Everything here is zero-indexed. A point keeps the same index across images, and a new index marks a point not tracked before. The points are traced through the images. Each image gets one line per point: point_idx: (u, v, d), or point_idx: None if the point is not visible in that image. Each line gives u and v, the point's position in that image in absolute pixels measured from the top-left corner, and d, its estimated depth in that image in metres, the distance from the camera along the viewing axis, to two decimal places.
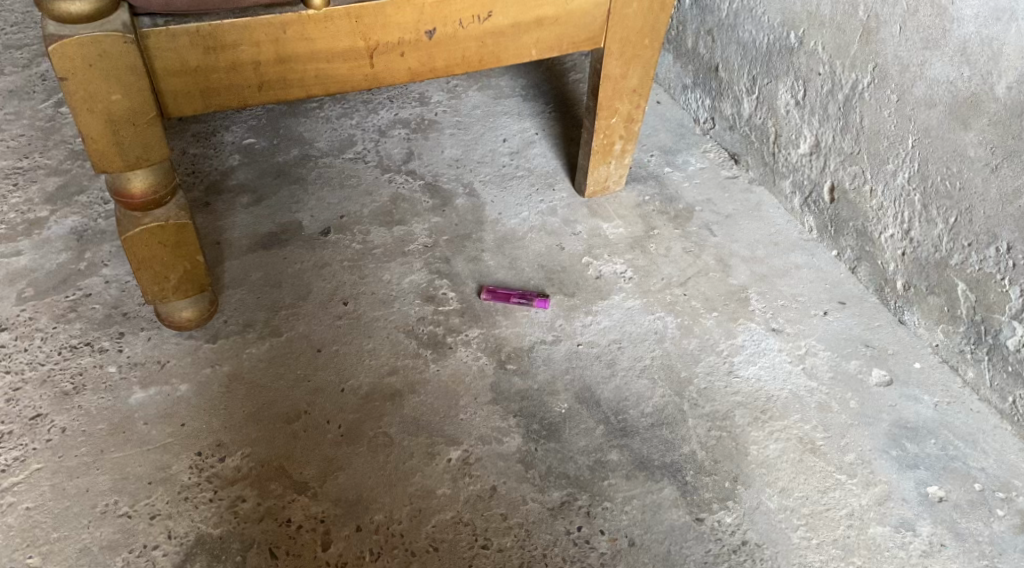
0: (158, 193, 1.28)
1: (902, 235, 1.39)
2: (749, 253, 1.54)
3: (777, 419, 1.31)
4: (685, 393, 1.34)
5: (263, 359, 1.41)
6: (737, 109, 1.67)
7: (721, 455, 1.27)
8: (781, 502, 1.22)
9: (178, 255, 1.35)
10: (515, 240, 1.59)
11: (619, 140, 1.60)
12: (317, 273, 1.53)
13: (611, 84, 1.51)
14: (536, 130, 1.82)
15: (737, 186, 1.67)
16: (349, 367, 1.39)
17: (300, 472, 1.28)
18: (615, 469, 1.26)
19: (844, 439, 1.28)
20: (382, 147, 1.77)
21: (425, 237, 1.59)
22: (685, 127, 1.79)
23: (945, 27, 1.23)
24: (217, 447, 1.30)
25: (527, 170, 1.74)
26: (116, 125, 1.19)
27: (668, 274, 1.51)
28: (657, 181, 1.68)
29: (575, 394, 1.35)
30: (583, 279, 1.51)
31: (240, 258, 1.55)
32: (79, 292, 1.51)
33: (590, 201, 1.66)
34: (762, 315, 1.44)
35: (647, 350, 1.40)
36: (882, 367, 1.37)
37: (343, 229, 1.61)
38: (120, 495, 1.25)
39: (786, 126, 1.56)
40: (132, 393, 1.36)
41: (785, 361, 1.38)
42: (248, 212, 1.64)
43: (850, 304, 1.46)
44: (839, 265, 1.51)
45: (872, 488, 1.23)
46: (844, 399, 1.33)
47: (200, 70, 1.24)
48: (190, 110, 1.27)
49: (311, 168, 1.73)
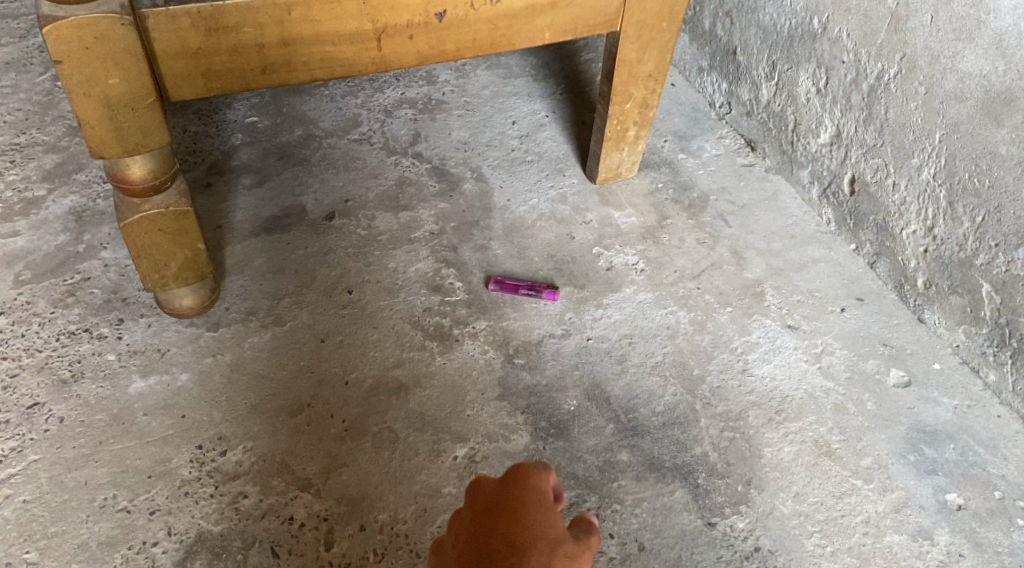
0: (158, 179, 1.24)
1: (925, 232, 1.34)
2: (764, 245, 1.50)
3: (792, 421, 1.27)
4: (698, 392, 1.31)
5: (265, 349, 1.38)
6: (755, 95, 1.62)
7: (734, 457, 1.24)
8: (795, 508, 1.19)
9: (178, 242, 1.31)
10: (525, 229, 1.55)
11: (633, 126, 1.55)
12: (322, 259, 1.50)
13: (626, 69, 1.46)
14: (546, 112, 1.78)
15: (753, 174, 1.62)
16: (353, 359, 1.36)
17: (302, 469, 1.25)
18: (625, 470, 1.23)
19: (861, 442, 1.25)
20: (388, 128, 1.73)
21: (432, 224, 1.55)
22: (700, 112, 1.74)
23: (980, 18, 1.19)
24: (218, 440, 1.27)
25: (537, 154, 1.69)
26: (114, 110, 1.15)
27: (681, 266, 1.48)
28: (670, 168, 1.64)
29: (585, 390, 1.31)
30: (594, 271, 1.47)
31: (242, 243, 1.52)
32: (77, 275, 1.47)
33: (601, 187, 1.61)
34: (777, 311, 1.40)
35: (658, 347, 1.36)
36: (901, 367, 1.33)
37: (348, 214, 1.57)
38: (119, 489, 1.22)
39: (807, 114, 1.51)
40: (132, 382, 1.33)
41: (801, 359, 1.34)
42: (250, 195, 1.60)
43: (869, 301, 1.42)
44: (858, 259, 1.47)
45: (889, 494, 1.20)
46: (860, 400, 1.29)
47: (202, 53, 1.19)
48: (191, 94, 1.23)
49: (315, 148, 1.69)
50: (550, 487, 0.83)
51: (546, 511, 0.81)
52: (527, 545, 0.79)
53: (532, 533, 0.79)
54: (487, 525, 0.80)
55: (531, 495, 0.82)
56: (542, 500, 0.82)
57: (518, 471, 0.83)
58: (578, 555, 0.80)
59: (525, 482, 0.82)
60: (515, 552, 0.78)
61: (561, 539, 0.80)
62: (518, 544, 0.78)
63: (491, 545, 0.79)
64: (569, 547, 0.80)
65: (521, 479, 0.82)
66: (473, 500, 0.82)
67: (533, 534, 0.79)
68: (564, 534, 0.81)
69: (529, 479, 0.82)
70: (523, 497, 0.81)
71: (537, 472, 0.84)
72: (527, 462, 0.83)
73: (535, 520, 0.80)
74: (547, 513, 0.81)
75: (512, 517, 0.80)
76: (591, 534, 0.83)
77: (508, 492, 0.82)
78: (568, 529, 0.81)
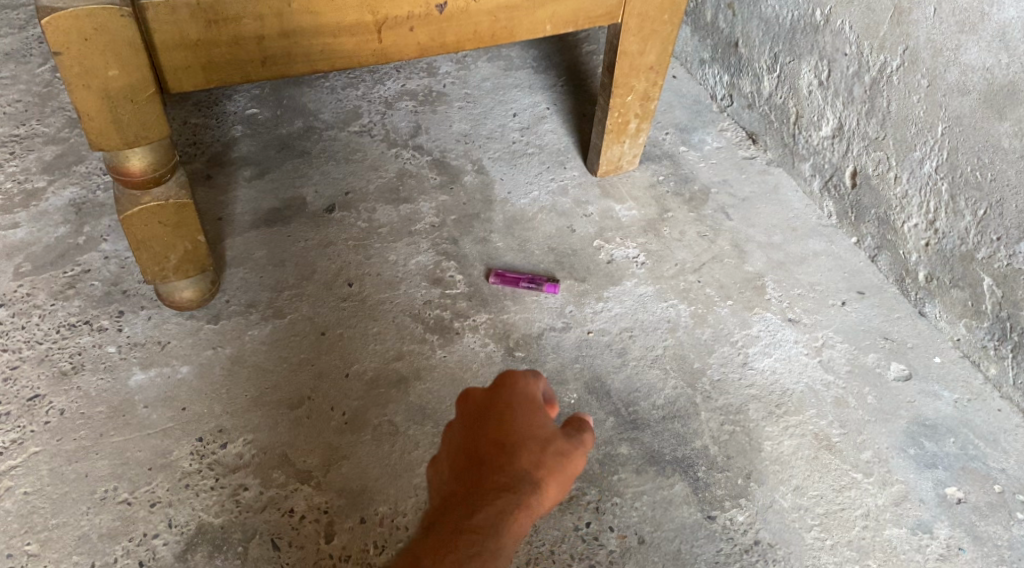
0: (158, 171, 1.24)
1: (927, 225, 1.34)
2: (765, 239, 1.50)
3: (792, 414, 1.27)
4: (698, 385, 1.31)
5: (266, 341, 1.38)
6: (757, 87, 1.62)
7: (734, 451, 1.23)
8: (795, 501, 1.19)
9: (178, 235, 1.31)
10: (525, 221, 1.54)
11: (634, 119, 1.55)
12: (322, 252, 1.50)
13: (627, 61, 1.46)
14: (547, 104, 1.77)
15: (754, 167, 1.62)
16: (353, 352, 1.36)
17: (302, 462, 1.25)
18: (625, 463, 1.22)
19: (861, 436, 1.25)
20: (389, 120, 1.73)
21: (433, 217, 1.55)
22: (702, 104, 1.74)
23: (984, 10, 1.18)
24: (218, 432, 1.27)
25: (537, 147, 1.69)
26: (113, 102, 1.14)
27: (681, 259, 1.47)
28: (671, 161, 1.64)
29: (585, 383, 1.31)
30: (594, 264, 1.47)
31: (243, 235, 1.52)
32: (78, 268, 1.48)
33: (602, 180, 1.61)
34: (778, 304, 1.40)
35: (659, 340, 1.36)
36: (901, 361, 1.33)
37: (348, 206, 1.57)
38: (119, 481, 1.23)
39: (808, 107, 1.51)
40: (132, 374, 1.34)
41: (801, 353, 1.34)
42: (251, 187, 1.60)
43: (870, 294, 1.41)
44: (859, 252, 1.47)
45: (889, 487, 1.20)
46: (860, 394, 1.29)
47: (201, 45, 1.19)
48: (190, 86, 1.23)
49: (315, 141, 1.69)
50: (535, 392, 0.94)
51: (534, 414, 0.93)
52: (516, 445, 0.90)
53: (521, 435, 0.91)
54: (481, 429, 0.92)
55: (517, 400, 0.94)
56: (528, 403, 0.94)
57: (504, 381, 0.95)
58: (568, 452, 0.92)
59: (512, 390, 0.94)
60: (504, 452, 0.90)
61: (550, 438, 0.92)
62: (508, 444, 0.90)
63: (485, 447, 0.91)
64: (558, 444, 0.91)
65: (508, 388, 0.94)
66: (464, 409, 0.95)
67: (523, 434, 0.91)
68: (553, 433, 0.92)
69: (515, 386, 0.94)
70: (510, 401, 0.93)
71: (523, 380, 0.95)
72: (513, 372, 0.95)
73: (524, 421, 0.92)
74: (535, 414, 0.93)
75: (501, 421, 0.92)
76: (583, 432, 0.94)
77: (497, 400, 0.94)
78: (558, 429, 0.93)
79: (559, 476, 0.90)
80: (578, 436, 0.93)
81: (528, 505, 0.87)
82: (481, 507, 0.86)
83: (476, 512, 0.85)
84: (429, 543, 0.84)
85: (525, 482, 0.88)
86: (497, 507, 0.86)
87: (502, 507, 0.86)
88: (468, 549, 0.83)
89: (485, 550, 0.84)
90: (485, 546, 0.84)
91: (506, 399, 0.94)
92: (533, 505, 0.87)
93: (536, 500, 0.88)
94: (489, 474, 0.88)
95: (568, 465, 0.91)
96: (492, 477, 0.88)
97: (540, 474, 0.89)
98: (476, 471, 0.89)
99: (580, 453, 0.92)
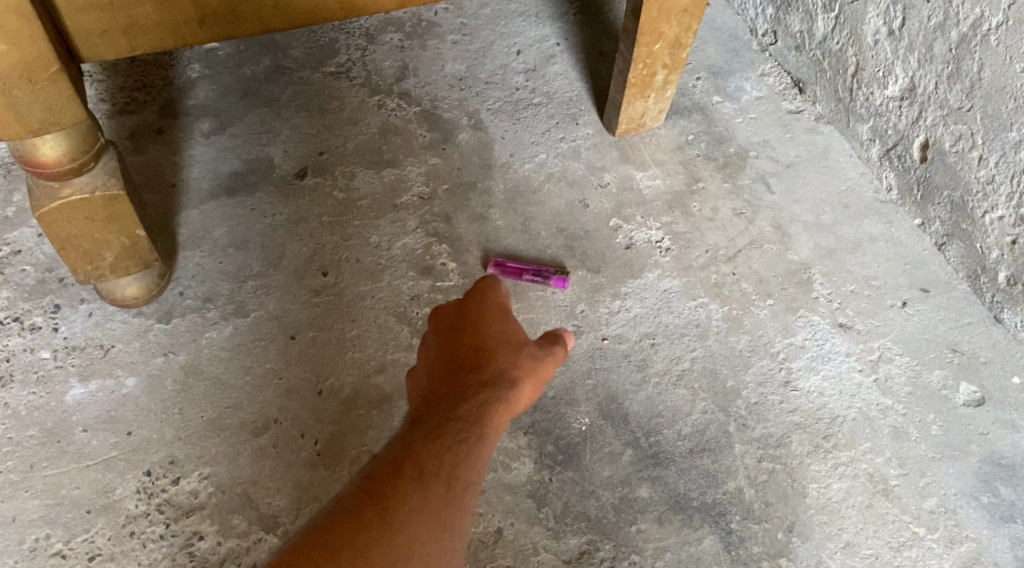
0: (77, 160, 1.01)
1: (1016, 219, 1.12)
2: (812, 219, 1.27)
3: (842, 450, 1.08)
4: (732, 411, 1.11)
5: (226, 347, 1.18)
6: (809, 27, 1.35)
7: (774, 496, 1.05)
8: (845, 563, 1.02)
9: (113, 230, 1.08)
10: (530, 194, 1.31)
11: (661, 70, 1.29)
12: (291, 232, 1.28)
13: (657, 3, 1.18)
14: (556, 38, 1.50)
15: (800, 123, 1.37)
16: (328, 362, 1.17)
17: (268, 504, 1.08)
18: (645, 510, 1.05)
19: (924, 479, 1.06)
20: (370, 58, 1.46)
21: (421, 185, 1.32)
22: (739, 40, 1.46)
23: None
24: (170, 465, 1.09)
25: (544, 95, 1.43)
26: (6, 84, 0.90)
27: (713, 244, 1.25)
28: (703, 114, 1.38)
29: (599, 406, 1.11)
30: (610, 251, 1.25)
31: (199, 208, 1.30)
32: (5, 249, 1.25)
33: (621, 140, 1.36)
34: (827, 305, 1.19)
35: (686, 350, 1.15)
36: (973, 382, 1.12)
37: (323, 171, 1.34)
38: (54, 527, 1.06)
39: (873, 59, 1.25)
40: (69, 388, 1.14)
41: (854, 370, 1.13)
42: (209, 144, 1.36)
43: (935, 293, 1.20)
44: (923, 238, 1.24)
45: (956, 547, 1.03)
46: (924, 423, 1.10)
47: (118, 5, 0.94)
48: (111, 53, 0.98)
49: (284, 84, 1.43)
50: (504, 298, 0.96)
51: (506, 322, 0.94)
52: (493, 348, 0.90)
53: (496, 339, 0.91)
54: (455, 337, 0.92)
55: (489, 308, 0.95)
56: (500, 311, 0.95)
57: (477, 293, 0.96)
58: (543, 358, 0.92)
59: (484, 299, 0.95)
60: (481, 352, 0.90)
61: (524, 343, 0.92)
62: (484, 347, 0.90)
63: (462, 352, 0.90)
64: (532, 349, 0.91)
65: (480, 298, 0.95)
66: (439, 322, 0.94)
67: (499, 340, 0.91)
68: (527, 340, 0.93)
69: (486, 296, 0.95)
70: (484, 309, 0.94)
71: (493, 291, 0.96)
72: (482, 283, 0.96)
73: (497, 327, 0.92)
74: (507, 322, 0.94)
75: (476, 328, 0.92)
76: (556, 344, 0.94)
77: (469, 308, 0.94)
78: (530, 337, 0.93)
79: (534, 376, 0.90)
80: (551, 346, 0.93)
81: (509, 400, 0.86)
82: (464, 400, 0.84)
83: (460, 404, 0.84)
84: (419, 430, 0.82)
85: (505, 379, 0.87)
86: (480, 402, 0.85)
87: (485, 399, 0.85)
88: (455, 437, 0.81)
89: (471, 438, 0.82)
90: (472, 433, 0.82)
91: (479, 308, 0.94)
92: (515, 400, 0.86)
93: (517, 395, 0.87)
94: (469, 372, 0.88)
95: (544, 368, 0.91)
96: (471, 375, 0.87)
97: (518, 374, 0.88)
98: (456, 371, 0.88)
99: (554, 358, 0.93)
